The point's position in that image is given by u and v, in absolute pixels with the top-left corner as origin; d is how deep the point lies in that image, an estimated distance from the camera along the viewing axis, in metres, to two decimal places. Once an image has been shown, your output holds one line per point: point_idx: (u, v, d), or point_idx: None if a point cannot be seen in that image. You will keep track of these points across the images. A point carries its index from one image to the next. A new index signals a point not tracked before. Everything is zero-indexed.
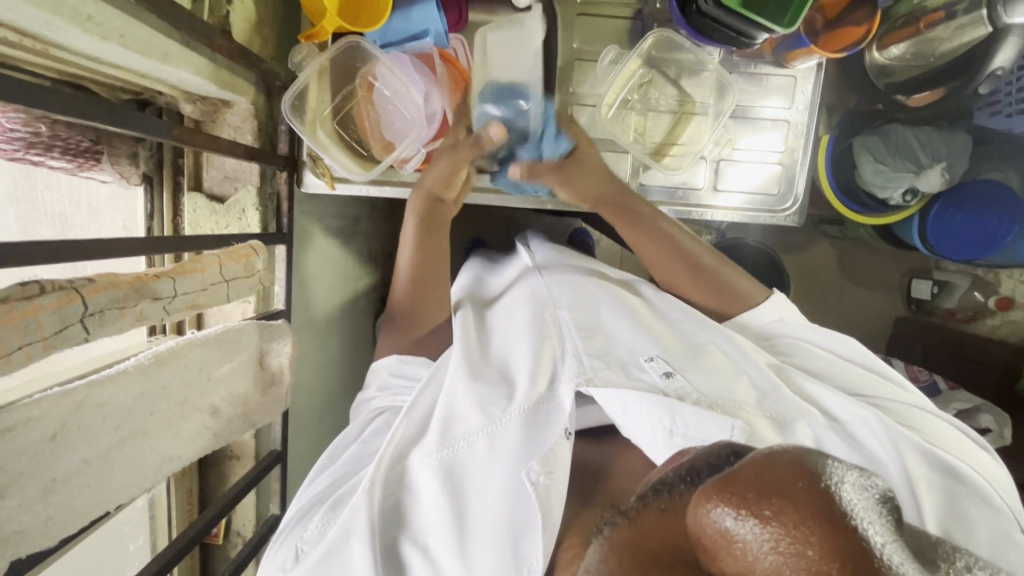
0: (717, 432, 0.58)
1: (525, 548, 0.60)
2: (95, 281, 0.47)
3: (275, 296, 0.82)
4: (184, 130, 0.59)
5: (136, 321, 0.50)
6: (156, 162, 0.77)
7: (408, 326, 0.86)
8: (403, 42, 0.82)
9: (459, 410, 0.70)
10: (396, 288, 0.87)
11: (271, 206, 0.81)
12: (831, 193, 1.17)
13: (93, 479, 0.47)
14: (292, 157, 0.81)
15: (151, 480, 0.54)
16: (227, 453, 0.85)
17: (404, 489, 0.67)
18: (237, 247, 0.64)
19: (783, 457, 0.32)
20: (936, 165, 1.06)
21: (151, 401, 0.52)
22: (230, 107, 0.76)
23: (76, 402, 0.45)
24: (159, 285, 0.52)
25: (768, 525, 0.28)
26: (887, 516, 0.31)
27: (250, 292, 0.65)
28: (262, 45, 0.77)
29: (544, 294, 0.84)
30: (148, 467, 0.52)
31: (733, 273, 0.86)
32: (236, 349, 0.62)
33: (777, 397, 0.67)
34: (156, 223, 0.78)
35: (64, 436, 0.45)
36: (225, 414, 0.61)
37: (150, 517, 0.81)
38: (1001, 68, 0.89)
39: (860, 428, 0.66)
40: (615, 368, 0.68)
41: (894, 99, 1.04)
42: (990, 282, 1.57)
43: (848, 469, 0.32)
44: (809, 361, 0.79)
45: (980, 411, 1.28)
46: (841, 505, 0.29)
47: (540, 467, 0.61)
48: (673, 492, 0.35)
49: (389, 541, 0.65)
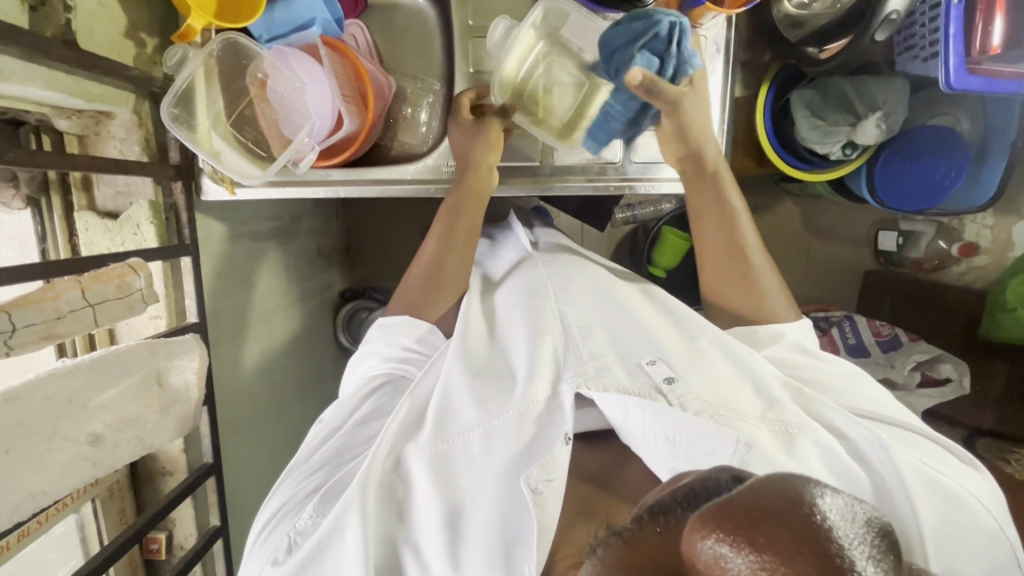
0: (721, 451, 0.63)
1: (518, 555, 0.63)
2: None
3: (188, 309, 0.80)
4: (20, 153, 0.56)
5: None
6: (40, 184, 0.73)
7: (425, 288, 0.89)
8: (289, 34, 0.78)
9: (455, 405, 0.74)
10: (422, 254, 0.91)
11: (171, 218, 0.78)
12: (770, 149, 1.09)
13: None
14: (186, 165, 0.78)
15: (12, 518, 0.52)
16: (159, 469, 0.85)
17: (399, 480, 0.70)
18: (111, 268, 0.61)
19: (778, 486, 0.30)
20: (873, 113, 1.02)
21: (3, 440, 0.50)
22: (112, 118, 0.73)
23: None
24: None
25: (758, 554, 0.27)
26: (880, 548, 0.29)
27: (133, 312, 0.63)
28: (139, 52, 0.74)
29: (542, 287, 0.86)
30: (10, 507, 0.51)
31: (778, 300, 0.87)
32: (120, 374, 0.60)
33: (779, 408, 0.70)
34: (49, 245, 0.75)
35: None
36: (108, 441, 0.60)
37: (82, 540, 0.80)
38: (896, 12, 0.83)
39: (865, 445, 0.67)
40: (617, 369, 0.72)
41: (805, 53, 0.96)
42: (955, 228, 1.54)
43: (842, 496, 0.30)
44: (817, 373, 0.80)
45: (939, 361, 1.27)
46: (828, 533, 0.28)
47: (538, 475, 0.63)
48: (668, 516, 0.33)
49: (385, 536, 0.68)
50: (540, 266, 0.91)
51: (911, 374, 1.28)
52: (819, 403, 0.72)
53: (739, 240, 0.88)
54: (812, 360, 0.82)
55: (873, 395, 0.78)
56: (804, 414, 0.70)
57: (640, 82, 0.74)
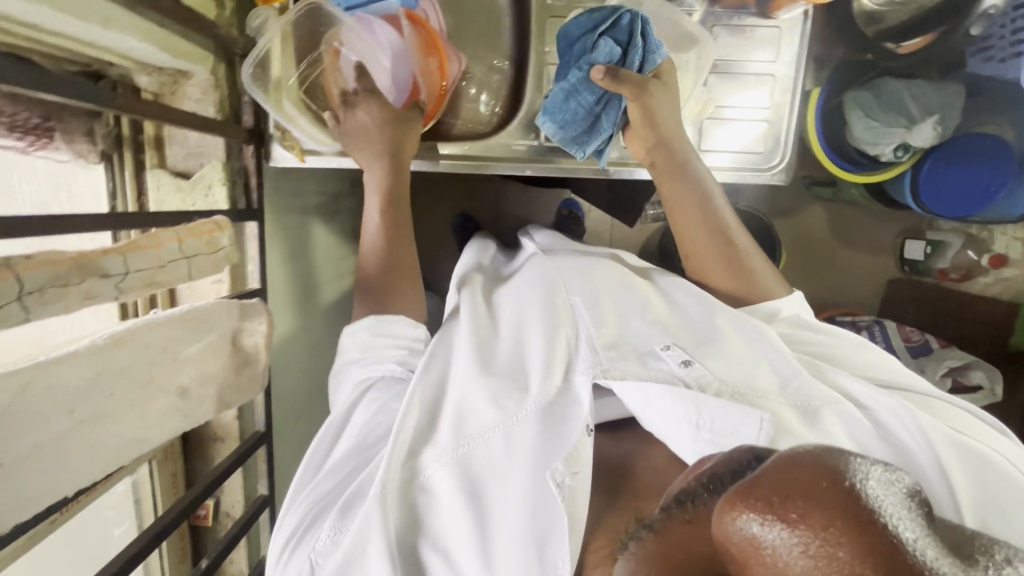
0: (746, 429, 0.59)
1: (551, 551, 0.58)
2: (33, 258, 0.44)
3: (249, 276, 0.80)
4: (129, 100, 0.61)
5: (85, 300, 0.48)
6: (114, 140, 0.76)
7: (379, 290, 0.79)
8: (368, 4, 0.77)
9: (471, 405, 0.68)
10: (364, 250, 0.81)
11: (239, 181, 0.80)
12: (820, 153, 1.14)
13: (45, 465, 0.46)
14: (257, 129, 0.81)
15: (112, 463, 0.52)
16: (211, 435, 0.87)
17: (418, 488, 0.65)
18: (201, 223, 0.62)
19: (803, 458, 0.29)
20: (929, 116, 1.03)
21: (107, 384, 0.50)
22: (189, 78, 0.74)
23: (21, 383, 0.43)
24: (107, 261, 0.49)
25: (795, 528, 0.25)
26: (917, 510, 0.27)
27: (216, 270, 0.64)
28: (219, 13, 0.73)
29: (556, 279, 0.80)
30: (110, 451, 0.51)
31: (769, 278, 0.86)
32: (205, 328, 0.60)
33: (800, 381, 0.68)
34: (119, 202, 0.77)
35: (8, 419, 0.43)
36: (194, 395, 0.60)
37: (135, 503, 0.82)
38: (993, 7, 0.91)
39: (888, 416, 0.66)
40: (632, 359, 0.68)
41: (882, 46, 1.04)
42: (984, 239, 1.51)
43: (872, 464, 0.28)
44: (831, 351, 0.79)
45: (972, 368, 1.28)
46: (868, 502, 0.26)
47: (564, 469, 0.59)
48: (696, 502, 0.32)
49: (407, 546, 0.64)
50: (548, 261, 0.86)
51: (942, 380, 1.29)
52: (841, 378, 0.72)
53: (723, 225, 0.87)
54: (819, 337, 0.81)
55: (890, 366, 0.77)
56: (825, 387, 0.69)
57: (605, 73, 0.76)
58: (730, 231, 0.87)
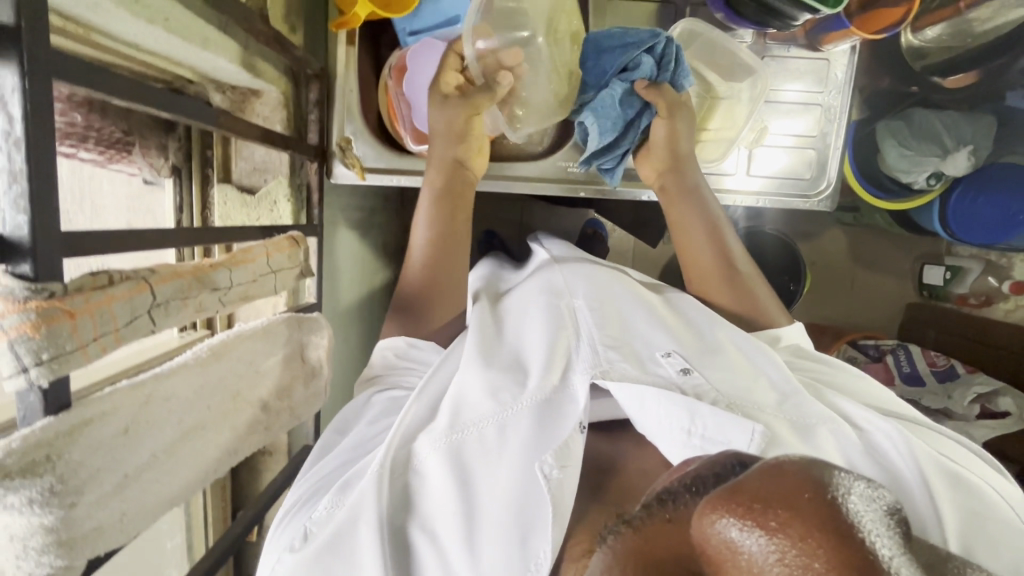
0: (738, 437, 0.56)
1: (534, 541, 0.57)
2: (159, 272, 0.49)
3: (307, 290, 0.86)
4: (229, 117, 0.61)
5: (198, 311, 0.53)
6: (184, 154, 0.82)
7: (416, 303, 0.82)
8: (431, 29, 0.88)
9: (469, 397, 0.67)
10: (408, 271, 0.84)
11: (301, 198, 0.90)
12: (854, 180, 1.21)
13: (160, 473, 0.50)
14: (322, 147, 0.89)
15: (209, 474, 0.57)
16: (261, 449, 0.93)
17: (411, 474, 0.64)
18: (279, 238, 0.70)
19: (789, 466, 0.32)
20: (963, 147, 1.07)
21: (207, 395, 0.55)
22: (259, 97, 0.80)
23: (145, 395, 0.48)
24: (217, 276, 0.55)
25: (773, 536, 0.28)
26: (893, 528, 0.30)
27: (292, 282, 0.71)
28: (291, 34, 0.81)
29: (561, 286, 0.82)
30: (208, 460, 0.57)
31: (774, 304, 0.84)
32: (275, 342, 0.67)
33: (796, 399, 0.67)
34: (185, 216, 0.83)
35: (134, 429, 0.47)
36: (270, 406, 0.66)
37: (186, 515, 0.88)
38: None
39: (882, 439, 0.64)
40: (631, 362, 0.67)
41: (930, 82, 1.08)
42: (1003, 266, 1.54)
43: (854, 480, 0.32)
44: (834, 379, 0.77)
45: (999, 394, 1.28)
46: (848, 515, 0.29)
47: (554, 461, 0.58)
48: (678, 502, 0.36)
49: (396, 527, 0.62)
50: (556, 270, 0.86)
51: (970, 406, 1.29)
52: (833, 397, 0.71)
53: (728, 249, 0.85)
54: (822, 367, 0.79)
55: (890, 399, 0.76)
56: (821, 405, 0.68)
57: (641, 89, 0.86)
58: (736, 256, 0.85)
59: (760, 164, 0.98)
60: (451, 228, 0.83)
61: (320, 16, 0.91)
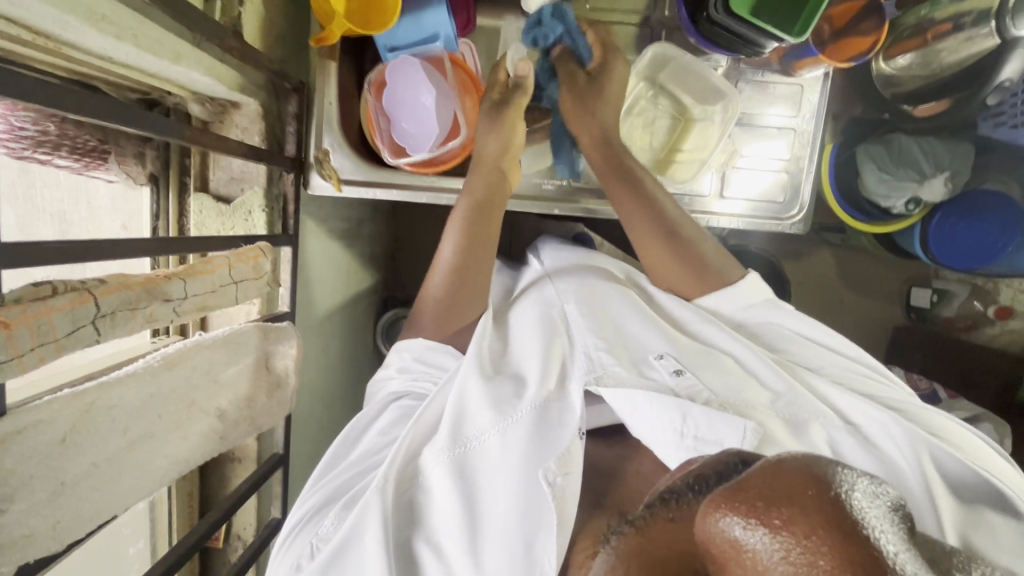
0: (729, 436, 0.60)
1: (538, 549, 0.60)
2: (107, 283, 0.52)
3: (280, 299, 0.87)
4: (194, 130, 0.63)
5: (147, 321, 0.56)
6: (162, 162, 0.85)
7: (439, 316, 0.81)
8: (412, 43, 0.89)
9: (470, 409, 0.69)
10: (429, 286, 0.83)
11: (277, 207, 0.88)
12: (832, 199, 1.21)
13: (99, 483, 0.53)
14: (299, 158, 0.90)
15: (156, 484, 0.61)
16: (229, 455, 0.93)
17: (417, 488, 0.67)
18: (246, 249, 0.72)
19: (791, 464, 0.33)
20: (938, 174, 1.11)
21: (157, 405, 0.58)
22: (238, 109, 0.83)
23: (86, 404, 0.51)
24: (170, 287, 0.58)
25: (777, 534, 0.29)
26: (898, 523, 0.31)
27: (256, 293, 0.74)
28: (271, 49, 0.84)
29: (552, 296, 0.84)
30: (154, 470, 0.59)
31: (725, 262, 0.87)
32: (239, 352, 0.69)
33: (790, 398, 0.70)
34: (161, 222, 0.86)
35: (72, 438, 0.50)
36: (229, 415, 0.69)
37: (150, 521, 0.89)
38: (1008, 80, 0.95)
39: (875, 430, 0.69)
40: (625, 367, 0.69)
41: (901, 109, 1.11)
42: (989, 290, 1.54)
43: (856, 476, 0.32)
44: (829, 359, 0.80)
45: (980, 420, 1.26)
46: (851, 511, 0.29)
47: (557, 468, 0.61)
48: (681, 501, 0.36)
49: (402, 540, 0.64)
50: (551, 283, 0.87)
51: None
52: (819, 384, 0.75)
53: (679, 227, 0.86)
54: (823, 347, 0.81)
55: (871, 368, 0.79)
56: (812, 399, 0.71)
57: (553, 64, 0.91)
58: (691, 235, 0.86)
59: (739, 186, 0.99)
60: (482, 241, 0.83)
61: (300, 31, 0.93)
